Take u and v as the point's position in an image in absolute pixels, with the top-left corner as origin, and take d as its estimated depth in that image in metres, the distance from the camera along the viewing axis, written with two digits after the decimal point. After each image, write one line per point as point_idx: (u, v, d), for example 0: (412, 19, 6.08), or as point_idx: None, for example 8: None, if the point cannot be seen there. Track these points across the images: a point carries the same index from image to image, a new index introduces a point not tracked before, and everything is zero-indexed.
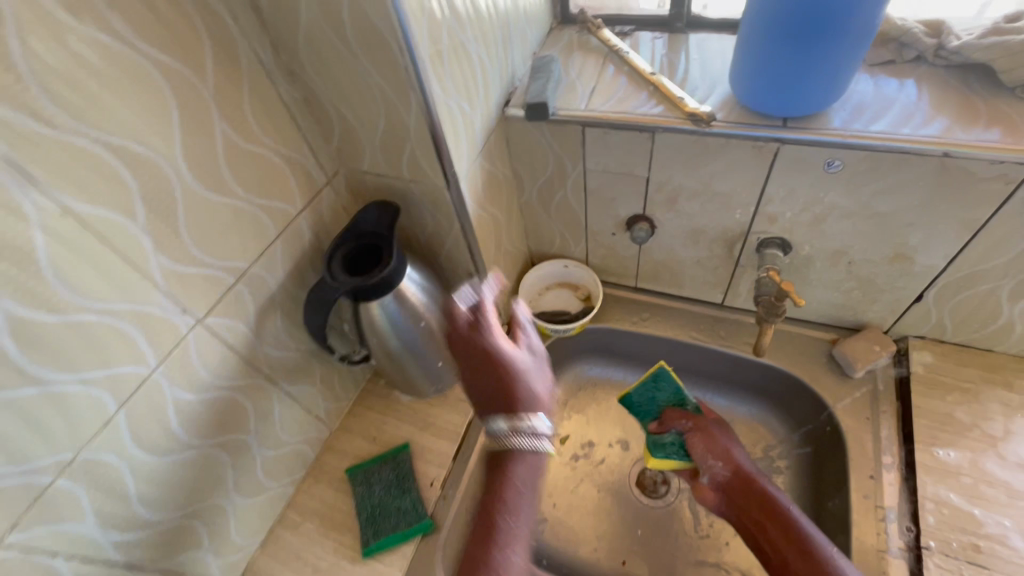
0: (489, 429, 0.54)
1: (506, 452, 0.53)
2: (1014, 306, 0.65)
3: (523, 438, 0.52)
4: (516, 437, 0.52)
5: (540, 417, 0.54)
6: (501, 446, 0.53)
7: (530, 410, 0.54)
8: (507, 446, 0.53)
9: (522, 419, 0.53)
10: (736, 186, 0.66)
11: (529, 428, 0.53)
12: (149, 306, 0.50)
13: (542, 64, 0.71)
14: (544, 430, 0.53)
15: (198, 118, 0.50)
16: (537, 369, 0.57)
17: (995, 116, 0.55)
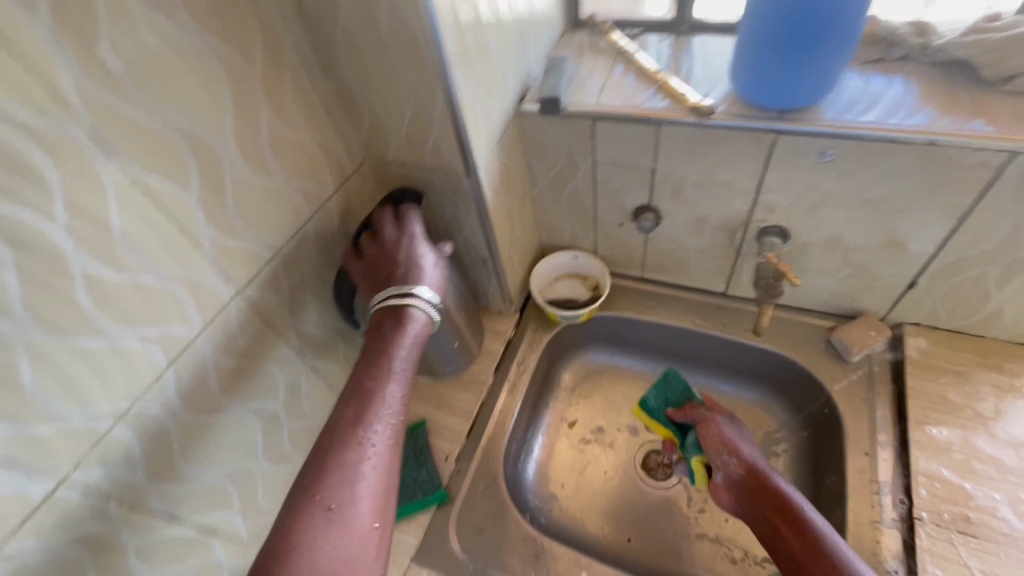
0: (375, 305, 0.63)
1: (392, 315, 0.62)
2: (1002, 290, 0.69)
3: (406, 299, 0.62)
4: (398, 299, 0.62)
5: (421, 287, 0.63)
6: (387, 311, 0.62)
7: (413, 282, 0.64)
8: (392, 309, 0.62)
9: (405, 287, 0.63)
10: (736, 176, 0.71)
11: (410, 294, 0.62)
12: (199, 273, 0.55)
13: (555, 63, 0.77)
14: (422, 294, 0.63)
15: (247, 104, 0.56)
16: (431, 260, 0.67)
17: (976, 108, 0.59)
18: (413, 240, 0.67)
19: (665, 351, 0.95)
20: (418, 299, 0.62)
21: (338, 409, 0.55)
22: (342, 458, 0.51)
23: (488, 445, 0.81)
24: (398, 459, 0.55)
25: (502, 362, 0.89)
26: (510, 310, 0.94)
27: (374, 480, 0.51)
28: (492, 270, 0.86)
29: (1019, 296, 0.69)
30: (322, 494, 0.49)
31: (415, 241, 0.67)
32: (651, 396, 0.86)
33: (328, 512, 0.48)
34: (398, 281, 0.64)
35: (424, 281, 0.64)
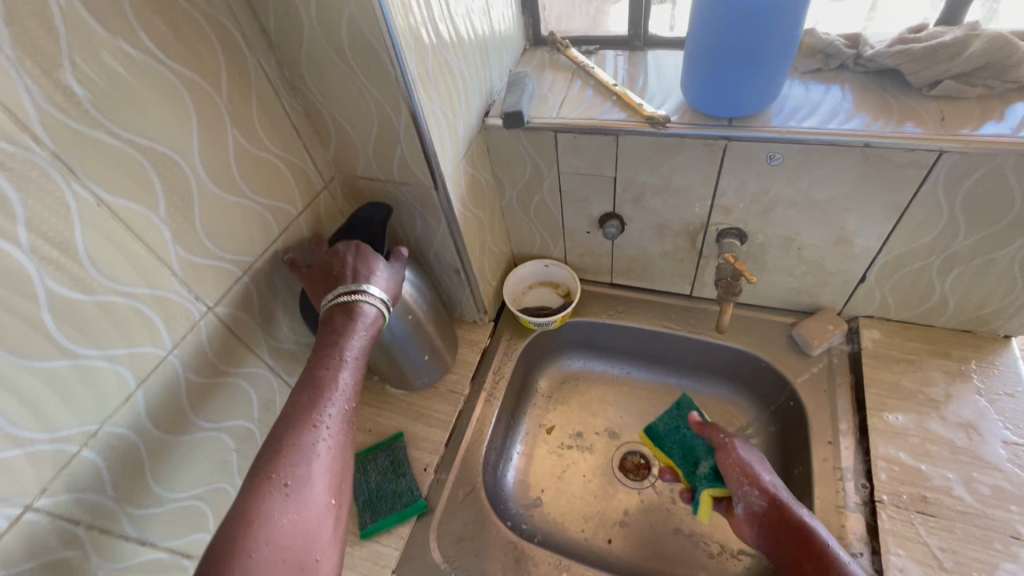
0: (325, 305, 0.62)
1: (342, 311, 0.61)
2: (944, 280, 0.74)
3: (357, 296, 0.62)
4: (348, 296, 0.61)
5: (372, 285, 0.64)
6: (336, 308, 0.61)
7: (364, 281, 0.63)
8: (342, 306, 0.61)
9: (355, 285, 0.62)
10: (693, 182, 0.75)
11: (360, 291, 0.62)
12: (168, 293, 0.56)
13: (517, 79, 0.80)
14: (371, 291, 0.63)
15: (213, 125, 0.57)
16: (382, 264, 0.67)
17: (906, 112, 0.64)
18: (365, 253, 0.66)
19: (638, 354, 0.97)
20: (371, 299, 0.62)
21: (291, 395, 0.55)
22: (297, 440, 0.52)
23: (467, 454, 0.82)
24: (351, 441, 0.56)
25: (479, 372, 0.91)
26: (484, 319, 0.95)
27: (329, 458, 0.52)
28: (465, 281, 0.87)
29: (959, 286, 0.73)
30: (282, 474, 0.50)
31: (365, 252, 0.66)
32: (661, 422, 0.86)
33: (289, 492, 0.49)
34: (346, 281, 0.63)
35: (374, 282, 0.64)
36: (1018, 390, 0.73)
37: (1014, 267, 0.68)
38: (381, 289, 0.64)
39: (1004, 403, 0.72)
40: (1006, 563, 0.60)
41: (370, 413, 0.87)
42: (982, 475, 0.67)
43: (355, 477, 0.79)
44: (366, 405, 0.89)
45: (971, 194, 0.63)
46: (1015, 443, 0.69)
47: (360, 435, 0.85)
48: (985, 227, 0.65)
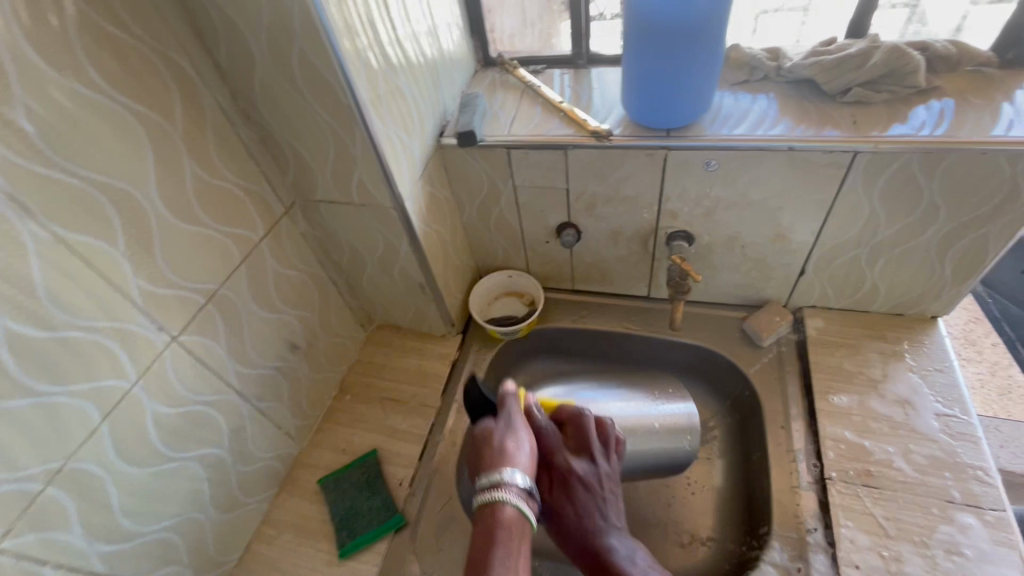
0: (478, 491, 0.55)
1: (490, 506, 0.54)
2: (872, 269, 0.80)
3: (500, 489, 0.54)
4: (495, 490, 0.54)
5: (517, 472, 0.55)
6: (486, 501, 0.54)
7: (506, 465, 0.56)
8: (489, 501, 0.54)
9: (499, 475, 0.55)
10: (640, 190, 0.79)
11: (503, 481, 0.54)
12: (131, 324, 0.56)
13: (469, 100, 0.83)
14: (516, 480, 0.54)
15: (170, 157, 0.58)
16: (518, 430, 0.61)
17: (823, 117, 0.70)
18: (511, 418, 0.62)
19: (603, 356, 1.00)
20: (508, 492, 0.53)
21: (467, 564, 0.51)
22: None
23: (440, 466, 0.83)
24: None
25: (450, 384, 0.92)
26: (452, 332, 0.98)
27: None
28: (431, 296, 0.89)
29: (887, 272, 0.80)
30: None
31: (487, 428, 0.61)
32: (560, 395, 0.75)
33: None
34: (487, 467, 0.57)
35: (517, 462, 0.56)
36: (946, 365, 0.79)
37: (931, 252, 0.75)
38: (524, 471, 0.56)
39: (935, 378, 0.78)
40: (943, 525, 0.65)
41: (345, 433, 0.88)
42: (918, 446, 0.72)
43: (330, 498, 0.80)
44: (339, 425, 0.89)
45: (886, 188, 0.69)
46: (946, 414, 0.75)
47: (334, 456, 0.86)
48: (902, 217, 0.72)
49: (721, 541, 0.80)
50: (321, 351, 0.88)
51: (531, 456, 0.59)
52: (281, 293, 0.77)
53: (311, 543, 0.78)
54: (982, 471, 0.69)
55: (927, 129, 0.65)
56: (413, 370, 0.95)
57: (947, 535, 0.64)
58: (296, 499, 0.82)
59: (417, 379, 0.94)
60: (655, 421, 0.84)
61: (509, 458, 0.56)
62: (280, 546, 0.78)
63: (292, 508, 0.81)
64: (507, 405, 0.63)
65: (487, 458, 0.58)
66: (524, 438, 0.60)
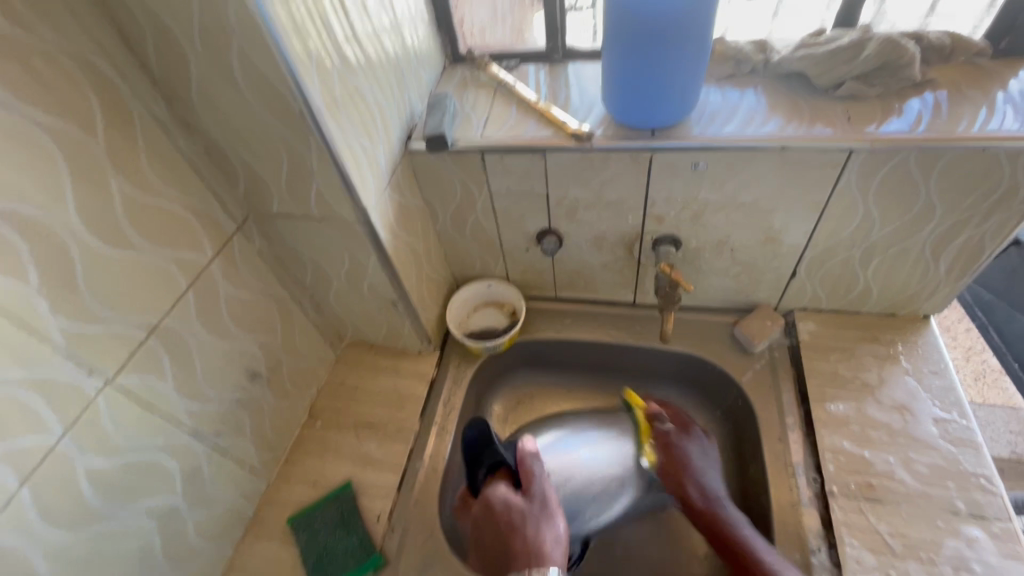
0: None
1: None
2: (865, 270, 0.77)
3: None
4: None
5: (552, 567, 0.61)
6: None
7: (541, 561, 0.62)
8: None
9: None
10: (624, 194, 0.74)
11: None
12: (52, 372, 0.49)
13: (438, 101, 0.77)
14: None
15: (93, 176, 0.50)
16: (547, 506, 0.68)
17: (816, 113, 0.66)
18: (544, 503, 0.68)
19: (590, 367, 0.95)
20: None
21: None
22: None
23: (421, 496, 0.78)
24: None
25: (428, 405, 0.86)
26: (429, 348, 0.92)
27: None
28: (404, 312, 0.83)
29: (880, 273, 0.77)
30: None
31: (513, 505, 0.67)
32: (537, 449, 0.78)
33: None
34: (523, 556, 0.62)
35: (552, 559, 0.62)
36: (940, 366, 0.77)
37: (926, 252, 0.72)
38: (559, 565, 0.62)
39: (931, 380, 0.76)
40: (949, 540, 0.63)
41: (315, 464, 0.82)
42: (919, 455, 0.70)
43: (301, 537, 0.74)
44: (309, 456, 0.83)
45: (881, 188, 0.66)
46: (945, 419, 0.72)
47: (305, 490, 0.79)
48: (897, 217, 0.69)
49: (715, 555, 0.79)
50: (285, 376, 0.81)
51: (562, 535, 0.66)
52: (236, 319, 0.70)
53: None
54: (984, 478, 0.67)
55: (922, 124, 0.62)
56: (389, 391, 0.88)
57: (953, 550, 0.62)
58: (264, 541, 0.75)
59: (392, 400, 0.87)
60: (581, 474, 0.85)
61: (543, 550, 0.63)
62: None
63: (260, 551, 0.74)
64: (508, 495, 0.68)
65: (524, 546, 0.63)
66: (553, 517, 0.67)
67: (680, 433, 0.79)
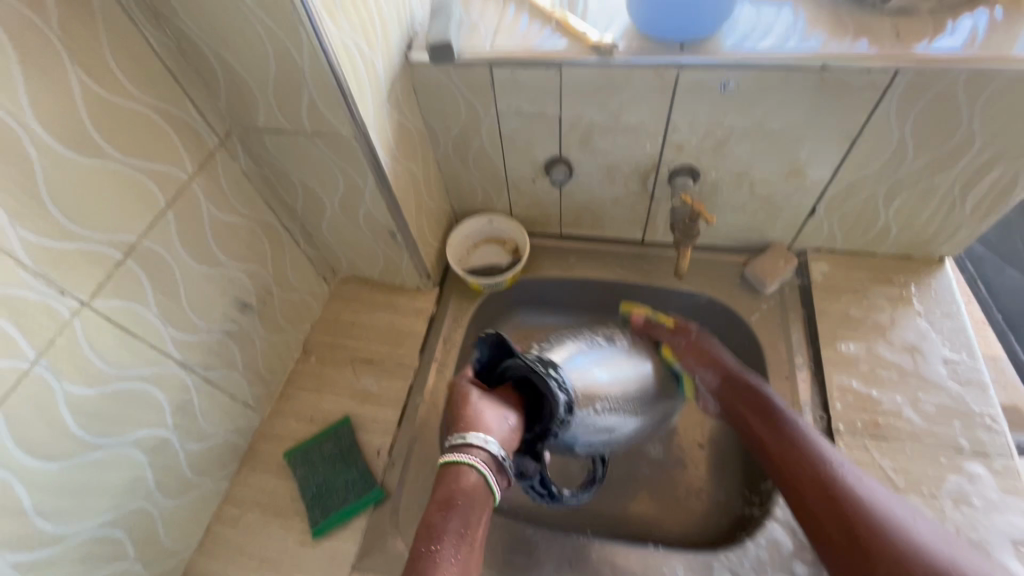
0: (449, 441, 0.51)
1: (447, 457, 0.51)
2: (889, 209, 0.74)
3: (467, 450, 0.50)
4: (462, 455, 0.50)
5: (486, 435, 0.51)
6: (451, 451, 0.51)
7: (475, 430, 0.51)
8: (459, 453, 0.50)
9: (469, 444, 0.50)
10: (644, 118, 0.69)
11: (472, 449, 0.50)
12: (19, 289, 0.44)
13: (441, 5, 0.69)
14: (484, 447, 0.51)
15: (49, 65, 0.43)
16: (501, 421, 0.54)
17: (860, 28, 0.60)
18: (496, 409, 0.55)
19: (592, 305, 0.92)
20: (470, 456, 0.50)
21: (767, 426, 0.64)
22: (795, 443, 0.61)
23: (422, 431, 0.76)
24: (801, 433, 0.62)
25: (428, 341, 0.84)
26: (428, 284, 0.88)
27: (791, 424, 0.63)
28: (402, 243, 0.78)
29: (903, 212, 0.74)
30: (763, 417, 0.65)
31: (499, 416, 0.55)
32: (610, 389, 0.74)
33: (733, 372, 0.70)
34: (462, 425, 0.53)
35: (491, 427, 0.53)
36: (953, 309, 0.76)
37: (956, 188, 0.68)
38: (499, 439, 0.52)
39: (942, 322, 0.75)
40: (951, 475, 0.64)
41: (311, 399, 0.79)
42: (927, 395, 0.70)
43: (299, 471, 0.72)
44: (304, 391, 0.80)
45: (922, 117, 0.61)
46: (954, 360, 0.72)
47: (301, 425, 0.77)
48: (932, 150, 0.65)
49: (718, 497, 0.77)
50: (278, 309, 0.76)
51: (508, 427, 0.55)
52: (223, 244, 0.65)
53: (281, 521, 0.70)
54: (989, 418, 0.67)
55: (976, 43, 0.57)
56: (386, 327, 0.85)
57: (955, 485, 0.63)
58: (259, 474, 0.73)
59: (390, 337, 0.84)
60: (599, 393, 0.68)
61: (482, 422, 0.53)
62: (246, 527, 0.70)
63: (256, 484, 0.73)
64: (484, 479, 0.50)
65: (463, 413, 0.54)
66: (505, 421, 0.55)
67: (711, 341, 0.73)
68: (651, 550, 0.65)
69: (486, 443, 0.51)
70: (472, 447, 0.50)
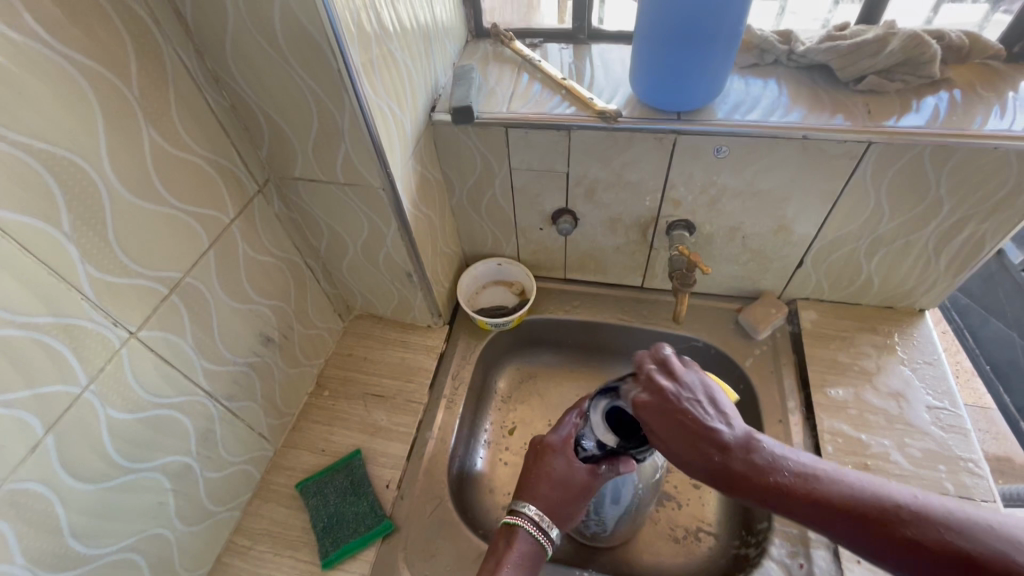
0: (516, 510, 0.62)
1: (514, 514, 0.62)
2: (870, 263, 0.80)
3: (519, 519, 0.61)
4: (519, 519, 0.61)
5: (535, 522, 0.61)
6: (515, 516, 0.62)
7: (528, 506, 0.62)
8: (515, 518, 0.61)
9: (522, 519, 0.61)
10: (644, 176, 0.75)
11: (529, 522, 0.61)
12: (79, 319, 0.48)
13: (463, 73, 0.77)
14: (532, 525, 0.61)
15: (125, 121, 0.49)
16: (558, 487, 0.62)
17: (836, 104, 0.68)
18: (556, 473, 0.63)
19: (593, 347, 0.97)
20: (521, 519, 0.61)
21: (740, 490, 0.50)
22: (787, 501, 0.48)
23: (430, 465, 0.78)
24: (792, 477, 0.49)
25: (437, 378, 0.87)
26: (438, 323, 0.92)
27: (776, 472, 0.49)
28: (417, 284, 0.83)
29: (884, 266, 0.80)
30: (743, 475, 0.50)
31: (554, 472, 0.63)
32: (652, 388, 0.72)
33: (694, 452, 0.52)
34: (522, 493, 0.63)
35: (537, 496, 0.62)
36: (934, 357, 0.80)
37: (929, 246, 0.75)
38: (543, 508, 0.62)
39: (925, 370, 0.79)
40: None
41: (323, 431, 0.82)
42: (913, 440, 0.73)
43: (310, 502, 0.74)
44: (316, 424, 0.83)
45: (894, 182, 0.68)
46: (936, 406, 0.76)
47: (312, 457, 0.79)
48: (905, 212, 0.71)
49: (716, 537, 0.79)
50: (296, 344, 0.80)
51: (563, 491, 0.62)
52: (254, 281, 0.69)
53: (290, 553, 0.71)
54: (972, 462, 0.71)
55: (938, 120, 0.64)
56: (397, 363, 0.89)
57: None
58: (270, 505, 0.75)
59: (401, 372, 0.88)
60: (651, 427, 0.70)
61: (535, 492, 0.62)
62: (255, 558, 0.71)
63: (267, 515, 0.74)
64: (527, 535, 0.60)
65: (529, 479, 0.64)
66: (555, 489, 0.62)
67: (649, 407, 0.55)
68: None
69: (533, 516, 0.61)
70: (520, 516, 0.61)
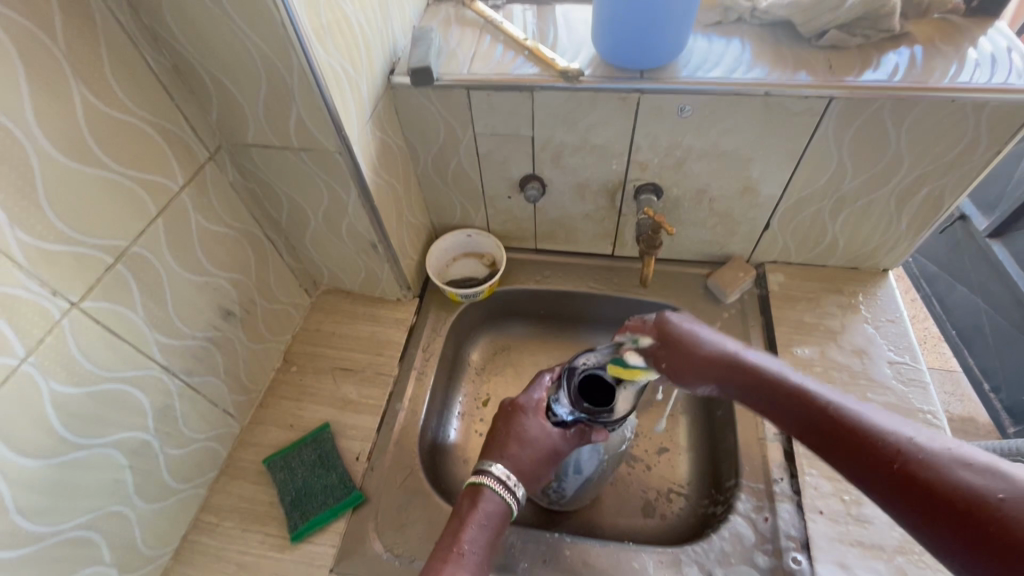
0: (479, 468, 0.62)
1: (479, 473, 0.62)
2: (834, 223, 0.80)
3: (483, 477, 0.61)
4: (484, 479, 0.60)
5: (500, 484, 0.60)
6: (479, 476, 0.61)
7: (493, 466, 0.61)
8: (479, 480, 0.61)
9: (485, 478, 0.60)
10: (610, 138, 0.74)
11: (493, 481, 0.60)
12: (13, 287, 0.46)
13: (422, 34, 0.74)
14: (496, 486, 0.60)
15: (53, 78, 0.46)
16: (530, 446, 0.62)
17: (798, 60, 0.68)
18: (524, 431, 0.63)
19: (565, 316, 0.97)
20: (486, 478, 0.60)
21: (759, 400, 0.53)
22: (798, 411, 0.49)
23: (401, 437, 0.78)
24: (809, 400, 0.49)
25: (407, 350, 0.86)
26: (408, 296, 0.91)
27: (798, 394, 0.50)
28: (383, 255, 0.81)
29: (848, 226, 0.80)
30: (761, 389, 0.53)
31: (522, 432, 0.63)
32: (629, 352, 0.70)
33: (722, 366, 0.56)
34: (493, 452, 0.63)
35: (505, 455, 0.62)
36: (897, 315, 0.82)
37: (891, 205, 0.75)
38: (511, 466, 0.61)
39: (887, 327, 0.81)
40: None
41: (292, 407, 0.81)
42: (875, 394, 0.75)
43: (278, 477, 0.73)
44: (285, 399, 0.81)
45: (856, 139, 0.68)
46: (898, 361, 0.78)
47: (281, 432, 0.78)
48: (867, 169, 0.71)
49: (687, 498, 0.81)
50: (260, 318, 0.78)
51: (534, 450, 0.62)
52: (210, 253, 0.67)
53: (259, 528, 0.70)
54: (930, 414, 0.72)
55: (899, 74, 0.64)
56: (366, 337, 0.87)
57: None
58: (238, 481, 0.74)
59: (371, 346, 0.87)
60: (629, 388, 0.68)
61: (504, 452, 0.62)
62: (223, 534, 0.70)
63: (235, 491, 0.73)
64: (490, 495, 0.59)
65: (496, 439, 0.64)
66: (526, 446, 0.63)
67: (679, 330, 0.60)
68: (623, 545, 0.68)
69: (500, 475, 0.60)
70: (487, 475, 0.61)
